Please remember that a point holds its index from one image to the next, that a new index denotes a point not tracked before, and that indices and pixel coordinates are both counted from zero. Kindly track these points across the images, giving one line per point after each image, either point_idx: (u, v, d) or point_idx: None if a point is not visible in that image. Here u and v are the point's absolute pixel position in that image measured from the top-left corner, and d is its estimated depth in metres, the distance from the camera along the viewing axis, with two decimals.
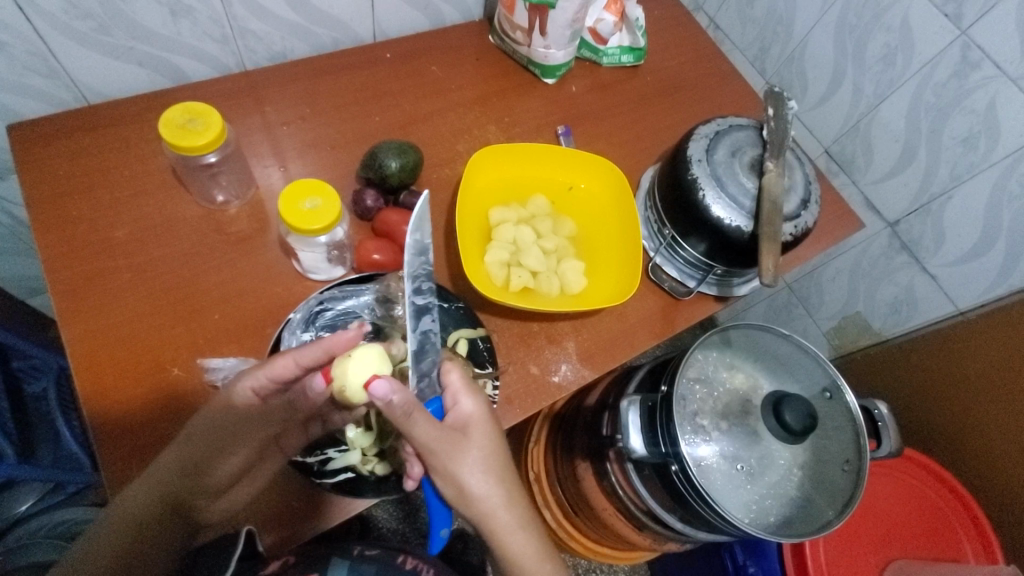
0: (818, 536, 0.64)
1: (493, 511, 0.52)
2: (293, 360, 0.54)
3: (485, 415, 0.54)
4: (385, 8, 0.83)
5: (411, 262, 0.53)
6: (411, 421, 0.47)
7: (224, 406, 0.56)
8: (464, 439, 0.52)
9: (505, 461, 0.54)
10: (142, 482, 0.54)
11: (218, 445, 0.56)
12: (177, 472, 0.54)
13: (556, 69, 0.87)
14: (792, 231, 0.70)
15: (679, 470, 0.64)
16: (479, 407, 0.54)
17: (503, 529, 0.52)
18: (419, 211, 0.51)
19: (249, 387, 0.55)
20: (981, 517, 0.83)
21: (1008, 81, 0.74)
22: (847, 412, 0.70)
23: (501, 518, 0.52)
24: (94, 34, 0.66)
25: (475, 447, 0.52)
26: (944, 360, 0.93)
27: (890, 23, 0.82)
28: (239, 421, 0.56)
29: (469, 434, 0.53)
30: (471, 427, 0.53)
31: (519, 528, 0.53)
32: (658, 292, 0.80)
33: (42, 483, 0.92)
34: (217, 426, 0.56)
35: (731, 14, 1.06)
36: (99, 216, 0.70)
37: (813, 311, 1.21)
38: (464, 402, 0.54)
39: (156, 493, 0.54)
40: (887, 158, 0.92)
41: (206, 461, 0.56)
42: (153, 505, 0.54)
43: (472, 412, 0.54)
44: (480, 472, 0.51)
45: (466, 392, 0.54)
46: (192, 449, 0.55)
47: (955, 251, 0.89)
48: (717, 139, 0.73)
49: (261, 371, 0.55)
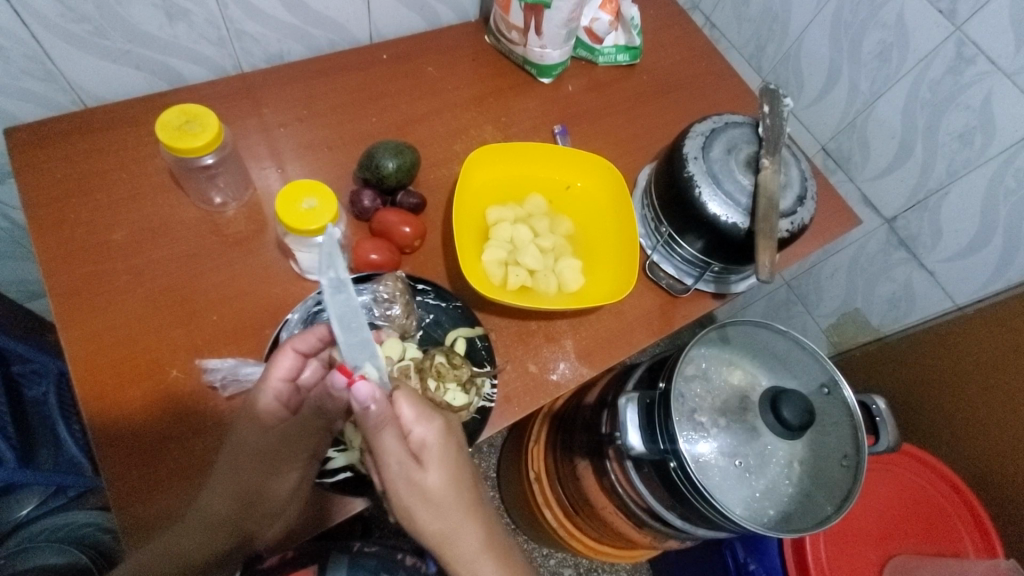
0: (815, 532, 0.65)
1: (449, 542, 0.50)
2: (292, 349, 0.56)
3: (442, 442, 0.51)
4: (381, 10, 0.84)
5: (336, 307, 0.48)
6: (381, 433, 0.48)
7: (260, 426, 0.56)
8: (415, 467, 0.49)
9: (464, 490, 0.51)
10: (194, 514, 0.56)
11: (264, 464, 0.56)
12: (228, 499, 0.56)
13: (552, 69, 0.87)
14: (789, 227, 0.70)
15: (678, 468, 0.65)
16: (436, 432, 0.51)
17: (462, 557, 0.50)
18: (326, 246, 0.46)
19: (272, 395, 0.56)
20: (975, 503, 0.83)
21: (1003, 77, 0.74)
22: (845, 406, 0.70)
23: (458, 547, 0.50)
24: (90, 37, 0.66)
25: (430, 473, 0.50)
26: (943, 357, 0.93)
27: (885, 20, 0.83)
28: (276, 440, 0.57)
29: (423, 460, 0.50)
30: (427, 454, 0.50)
31: (479, 559, 0.50)
32: (655, 290, 0.80)
33: (42, 488, 0.92)
34: (259, 448, 0.56)
35: (726, 13, 1.06)
36: (98, 218, 0.70)
37: (811, 309, 1.21)
38: (418, 430, 0.51)
39: (207, 516, 0.56)
40: (884, 156, 0.92)
41: (254, 483, 0.57)
42: (209, 530, 0.57)
43: (426, 439, 0.51)
44: (435, 498, 0.50)
45: (418, 419, 0.51)
46: (235, 470, 0.56)
47: (952, 246, 0.89)
48: (712, 137, 0.73)
49: (269, 374, 0.55)
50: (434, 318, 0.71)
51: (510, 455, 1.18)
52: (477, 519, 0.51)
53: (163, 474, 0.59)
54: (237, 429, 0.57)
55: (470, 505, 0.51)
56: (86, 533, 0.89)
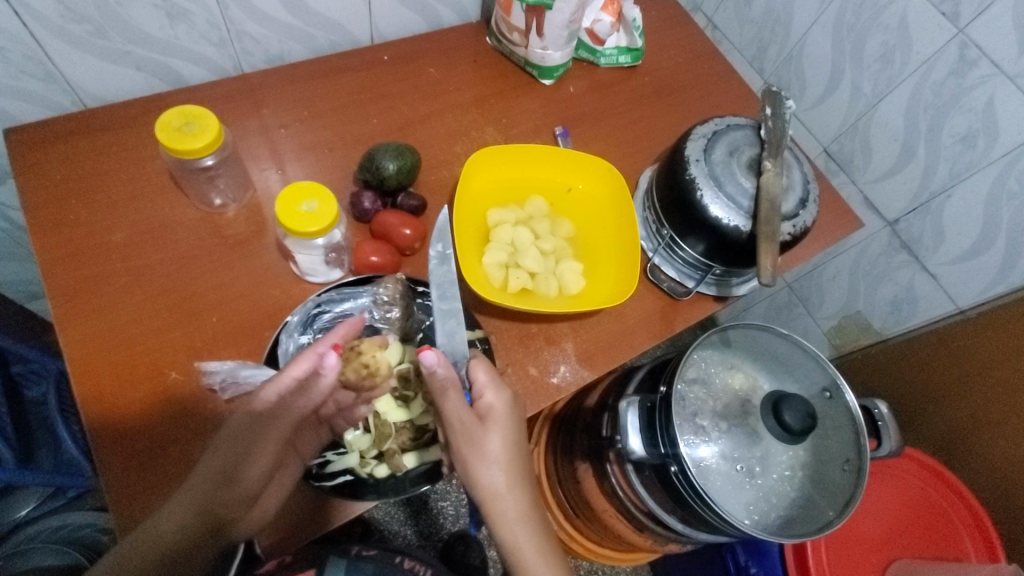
0: (817, 537, 0.64)
1: (496, 500, 0.54)
2: (314, 355, 0.55)
3: (508, 412, 0.56)
4: (382, 11, 0.84)
5: None
6: (445, 395, 0.53)
7: (247, 415, 0.54)
8: (478, 427, 0.54)
9: (517, 456, 0.56)
10: (176, 498, 0.53)
11: (239, 446, 0.53)
12: (203, 484, 0.52)
13: (554, 71, 0.87)
14: (791, 231, 0.69)
15: (679, 472, 0.64)
16: (502, 401, 0.56)
17: (505, 516, 0.54)
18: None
19: (274, 392, 0.54)
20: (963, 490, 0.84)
21: (1006, 79, 0.74)
22: (847, 411, 0.70)
23: (504, 507, 0.54)
24: (90, 37, 0.66)
25: (490, 436, 0.54)
26: (946, 359, 0.93)
27: (888, 22, 0.82)
28: (259, 427, 0.54)
29: (486, 424, 0.55)
30: (492, 419, 0.55)
31: (520, 521, 0.54)
32: (657, 293, 0.80)
33: (40, 488, 0.91)
34: (238, 432, 0.53)
35: (729, 14, 1.06)
36: (97, 220, 0.70)
37: (813, 310, 1.21)
38: (489, 394, 0.55)
39: (184, 501, 0.52)
40: (885, 158, 0.91)
41: (232, 465, 0.53)
42: (183, 522, 0.52)
43: (494, 404, 0.55)
44: (490, 460, 0.54)
45: (490, 386, 0.55)
46: (215, 448, 0.53)
47: (955, 249, 0.89)
48: (714, 139, 0.72)
49: (282, 374, 0.54)
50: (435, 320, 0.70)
51: None
52: (523, 487, 0.55)
53: (161, 477, 0.59)
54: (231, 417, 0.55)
55: (519, 472, 0.56)
56: (86, 534, 0.89)
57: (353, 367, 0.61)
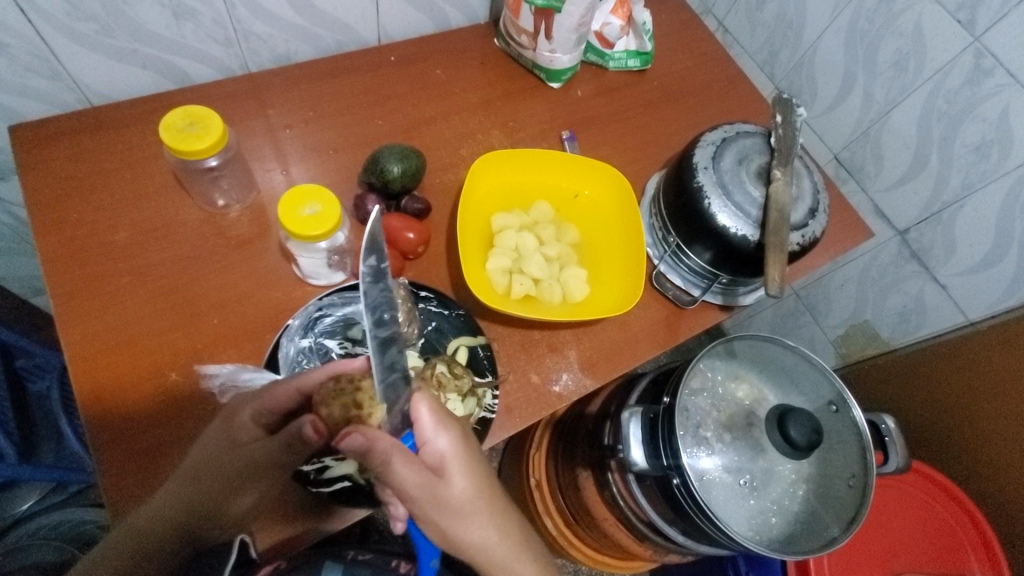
0: (822, 554, 0.63)
1: (483, 548, 0.52)
2: (295, 386, 0.54)
3: (461, 452, 0.53)
4: (391, 11, 0.83)
5: (369, 291, 0.48)
6: (391, 464, 0.48)
7: (226, 440, 0.54)
8: (440, 480, 0.51)
9: (489, 497, 0.53)
10: (147, 514, 0.51)
11: (217, 477, 0.53)
12: (178, 508, 0.51)
13: (562, 74, 0.86)
14: (799, 241, 0.68)
15: (680, 484, 0.63)
16: (453, 443, 0.53)
17: (499, 560, 0.52)
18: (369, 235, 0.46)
19: (250, 413, 0.55)
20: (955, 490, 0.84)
21: (1021, 89, 0.72)
22: (852, 425, 0.69)
23: (494, 552, 0.52)
24: (96, 35, 0.66)
25: (453, 483, 0.51)
26: (956, 371, 0.91)
27: (902, 29, 0.81)
28: (241, 463, 0.53)
29: (443, 473, 0.51)
30: (446, 467, 0.52)
31: (514, 560, 0.53)
32: (661, 301, 0.79)
33: (43, 483, 0.93)
34: (215, 460, 0.53)
35: (740, 18, 1.05)
36: (100, 219, 0.70)
37: (820, 319, 1.19)
38: (438, 440, 0.52)
39: (157, 518, 0.51)
40: (897, 166, 0.90)
41: (216, 493, 0.52)
42: (158, 538, 0.49)
43: (444, 453, 0.52)
44: (467, 510, 0.51)
45: (436, 430, 0.52)
46: (191, 475, 0.52)
47: (966, 260, 0.87)
48: (723, 147, 0.71)
49: (258, 401, 0.55)
50: (437, 326, 0.70)
51: (510, 463, 1.17)
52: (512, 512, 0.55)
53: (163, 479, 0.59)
54: (206, 437, 0.55)
55: (497, 503, 0.54)
56: (85, 531, 0.89)
57: (340, 403, 0.56)
